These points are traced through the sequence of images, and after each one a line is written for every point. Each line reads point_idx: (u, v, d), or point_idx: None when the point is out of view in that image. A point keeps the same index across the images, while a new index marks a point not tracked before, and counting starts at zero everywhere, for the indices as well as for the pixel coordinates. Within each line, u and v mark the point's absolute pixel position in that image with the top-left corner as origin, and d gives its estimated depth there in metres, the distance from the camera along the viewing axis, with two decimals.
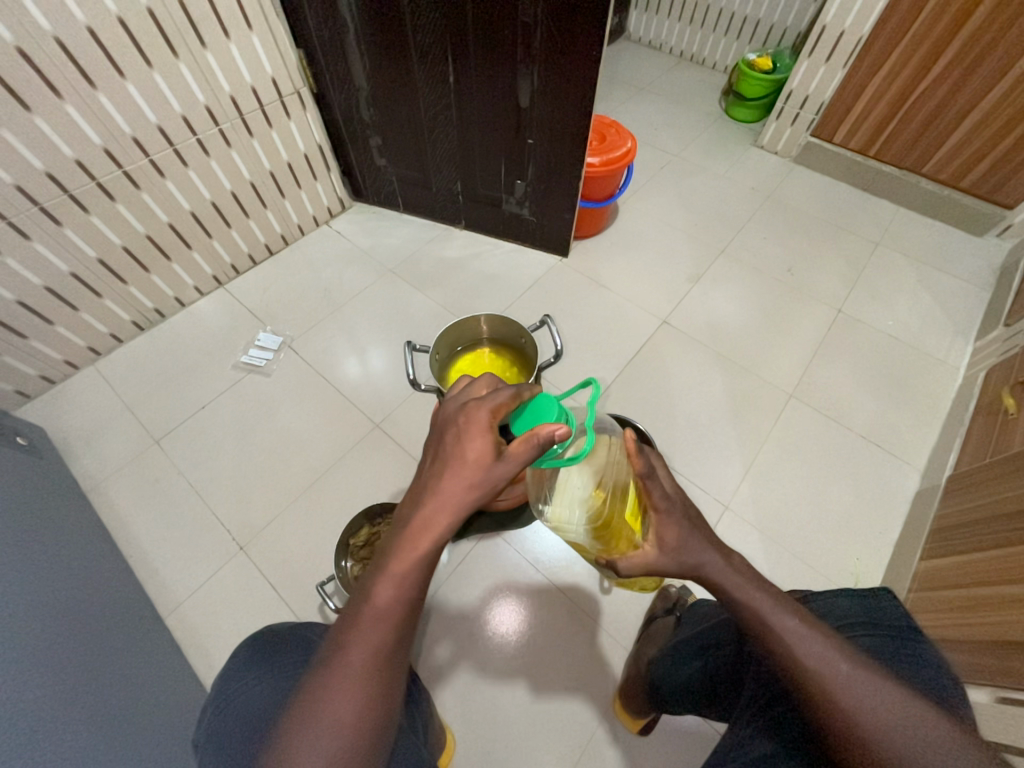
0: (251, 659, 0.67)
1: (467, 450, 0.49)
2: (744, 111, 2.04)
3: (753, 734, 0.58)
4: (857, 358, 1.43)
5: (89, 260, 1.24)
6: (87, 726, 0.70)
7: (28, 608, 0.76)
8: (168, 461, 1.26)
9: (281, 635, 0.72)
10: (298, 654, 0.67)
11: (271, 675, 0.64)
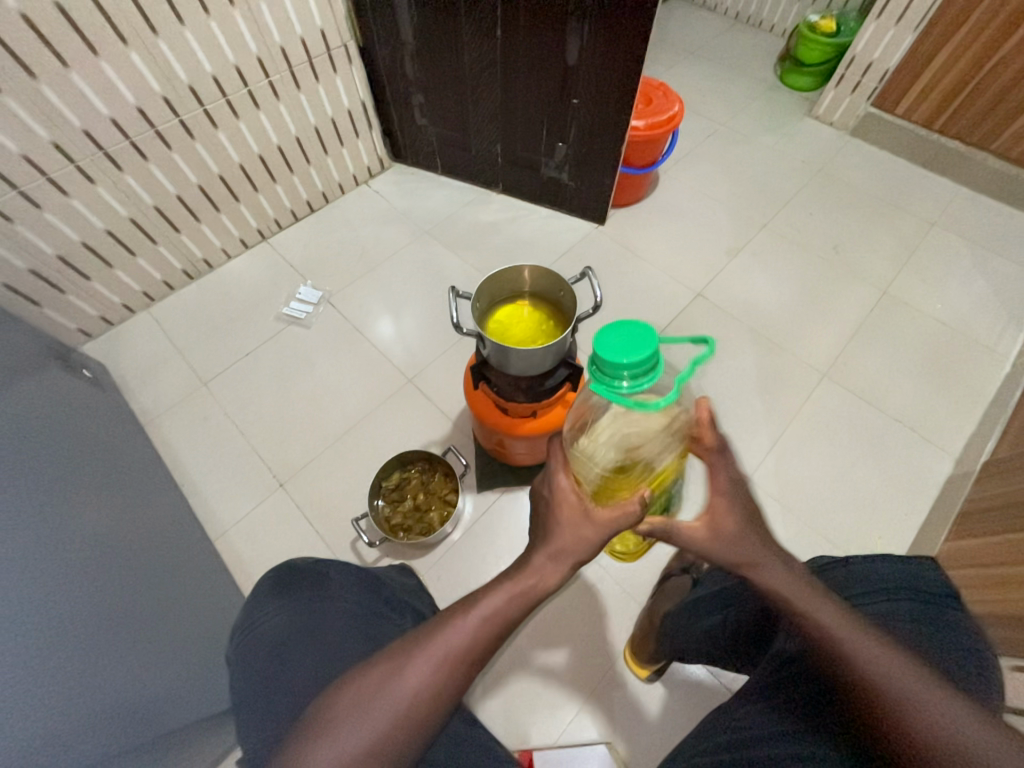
0: (269, 594, 0.71)
1: (559, 516, 0.51)
2: (801, 78, 1.94)
3: (773, 681, 0.59)
4: (898, 340, 1.39)
5: (147, 207, 1.30)
6: (143, 627, 0.78)
7: (96, 521, 0.85)
8: (214, 403, 1.34)
9: (298, 572, 0.75)
10: (313, 590, 0.72)
11: (289, 608, 0.68)
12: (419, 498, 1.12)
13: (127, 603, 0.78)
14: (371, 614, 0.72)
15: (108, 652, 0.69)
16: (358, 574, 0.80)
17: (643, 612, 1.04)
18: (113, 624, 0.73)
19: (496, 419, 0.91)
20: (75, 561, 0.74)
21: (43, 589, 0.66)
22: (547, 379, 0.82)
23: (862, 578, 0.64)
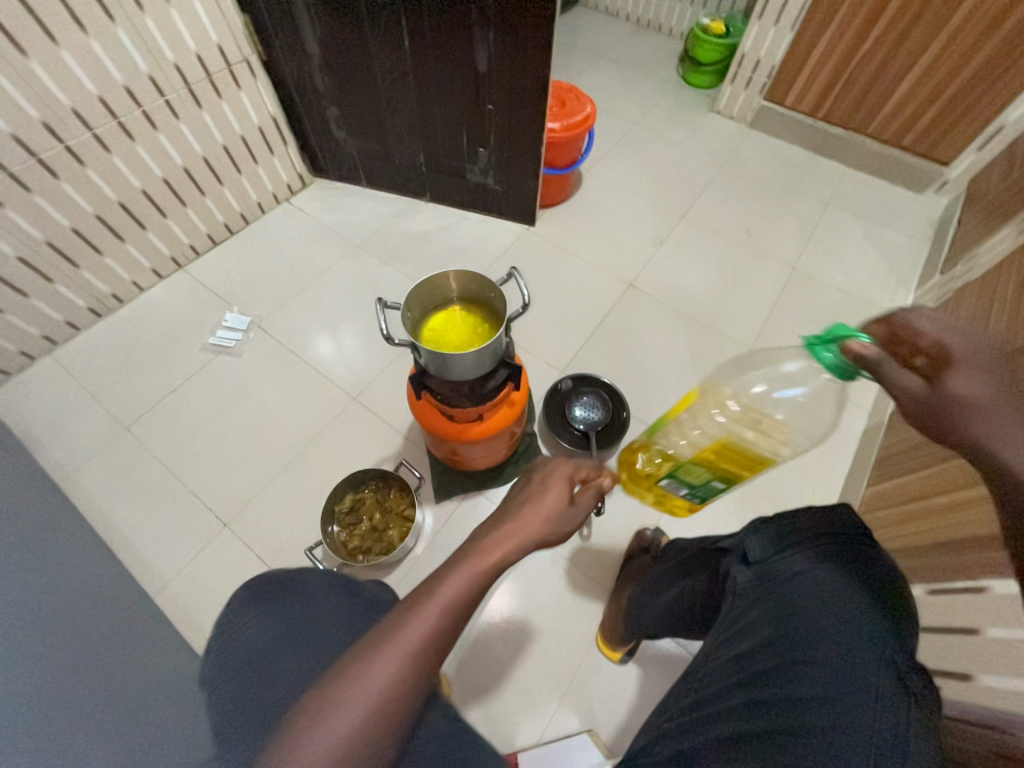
0: (245, 607, 0.68)
1: (546, 495, 0.54)
2: (701, 77, 2.08)
3: (724, 641, 0.59)
4: (810, 311, 1.52)
5: (37, 243, 1.19)
6: (71, 699, 0.70)
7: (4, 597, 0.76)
8: (140, 446, 1.24)
9: (276, 578, 0.71)
10: (295, 596, 0.69)
11: (269, 619, 0.65)
12: (375, 517, 1.09)
13: (52, 681, 0.70)
14: (356, 613, 0.69)
15: (22, 736, 0.61)
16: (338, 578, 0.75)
17: (610, 596, 1.07)
18: (33, 702, 0.65)
19: (444, 427, 0.91)
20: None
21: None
22: (487, 381, 0.83)
23: (797, 526, 0.62)
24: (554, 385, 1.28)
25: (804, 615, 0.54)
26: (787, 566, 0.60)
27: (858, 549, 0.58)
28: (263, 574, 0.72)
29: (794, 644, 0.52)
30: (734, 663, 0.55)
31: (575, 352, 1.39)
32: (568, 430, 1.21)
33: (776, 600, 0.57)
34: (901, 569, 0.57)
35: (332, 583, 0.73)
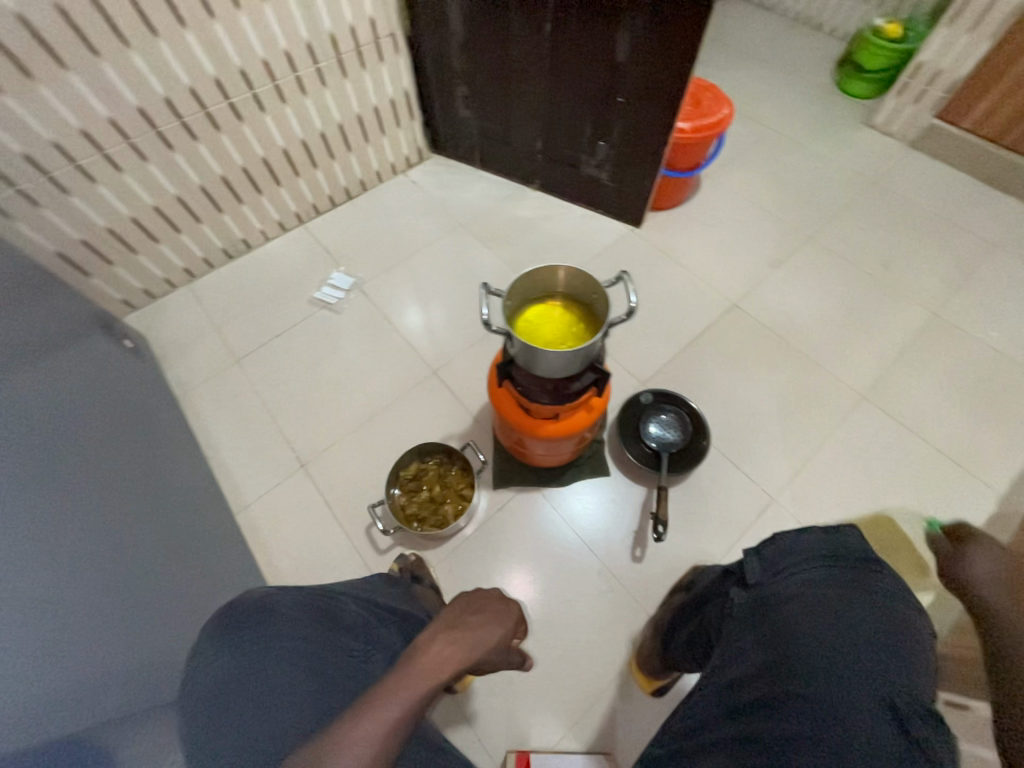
0: (209, 646, 0.57)
1: (481, 624, 0.60)
2: (859, 84, 1.85)
3: (720, 668, 0.58)
4: (946, 367, 1.32)
5: (193, 186, 1.34)
6: (150, 596, 0.79)
7: (120, 491, 0.87)
8: (244, 380, 1.37)
9: (241, 609, 0.61)
10: (263, 626, 0.58)
11: (230, 660, 0.54)
12: (434, 490, 1.13)
13: (144, 574, 0.80)
14: (331, 642, 0.61)
15: (106, 621, 0.69)
16: (316, 599, 0.68)
17: (650, 622, 1.02)
18: (122, 592, 0.74)
19: (518, 419, 0.91)
20: (93, 530, 0.76)
21: (50, 558, 0.66)
22: (572, 382, 0.81)
23: (791, 550, 0.63)
24: (632, 397, 1.22)
25: (796, 636, 0.54)
26: (785, 589, 0.60)
27: (856, 579, 0.58)
28: (239, 595, 0.64)
29: (788, 669, 0.52)
30: (724, 691, 0.54)
31: (660, 365, 1.33)
32: (637, 445, 1.17)
33: (770, 621, 0.57)
34: (898, 608, 0.56)
35: (311, 604, 0.66)
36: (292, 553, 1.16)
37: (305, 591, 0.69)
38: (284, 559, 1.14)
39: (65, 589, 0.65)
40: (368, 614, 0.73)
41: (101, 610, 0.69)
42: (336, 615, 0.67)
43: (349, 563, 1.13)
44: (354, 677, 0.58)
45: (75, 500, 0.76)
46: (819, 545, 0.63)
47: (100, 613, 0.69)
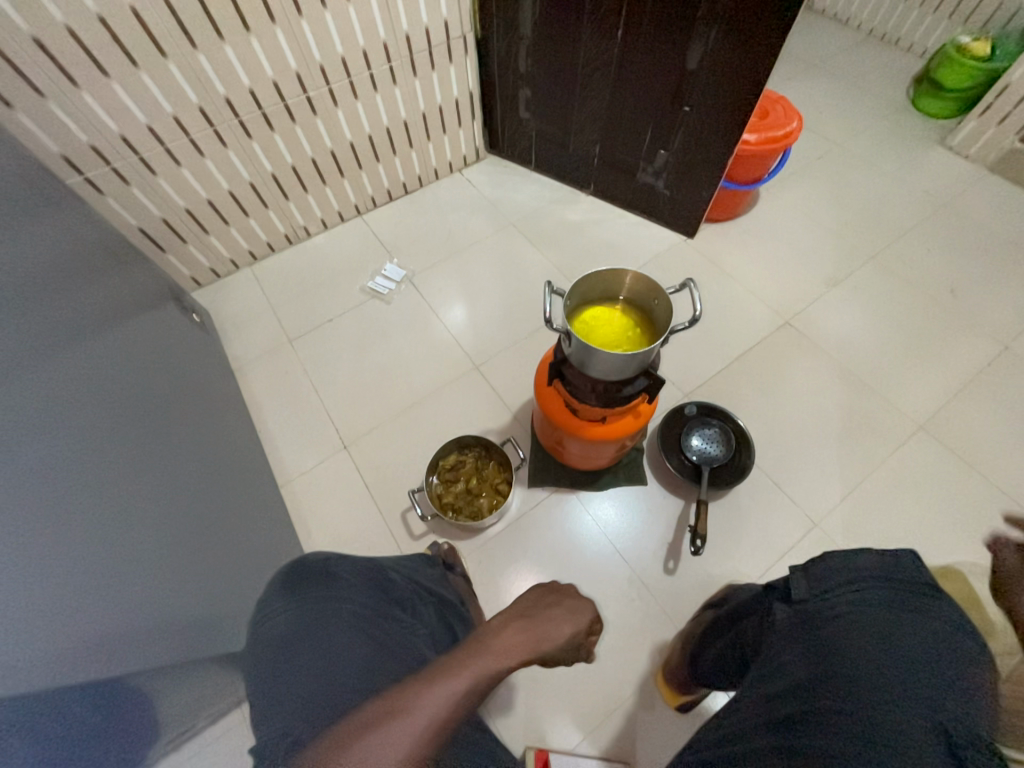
0: (279, 594, 0.64)
1: (562, 617, 0.60)
2: (937, 103, 1.77)
3: (758, 679, 0.58)
4: (1015, 403, 1.25)
5: (265, 173, 1.41)
6: (200, 558, 0.83)
7: (181, 456, 0.93)
8: (296, 360, 1.43)
9: (308, 568, 0.69)
10: (325, 586, 0.65)
11: (297, 607, 0.61)
12: (471, 482, 1.14)
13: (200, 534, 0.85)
14: (382, 610, 0.66)
15: (159, 579, 0.72)
16: (370, 570, 0.75)
17: (678, 636, 1.01)
18: (175, 551, 0.78)
19: (564, 419, 0.91)
20: (157, 490, 0.81)
21: (117, 512, 0.70)
22: (624, 386, 0.80)
23: (841, 569, 0.62)
24: (677, 407, 1.21)
25: (839, 653, 0.53)
26: (831, 606, 0.59)
27: (908, 606, 0.56)
28: (303, 559, 0.72)
29: (828, 684, 0.50)
30: (761, 700, 0.54)
31: (705, 378, 1.31)
32: (677, 456, 1.15)
33: (814, 637, 0.56)
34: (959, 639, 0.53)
35: (367, 575, 0.73)
36: (330, 530, 1.20)
37: (362, 563, 0.76)
38: (322, 535, 1.19)
39: (128, 543, 0.69)
40: (414, 592, 0.78)
41: (156, 567, 0.73)
42: (388, 588, 0.73)
43: (383, 546, 1.17)
44: (403, 640, 0.62)
45: (144, 460, 0.82)
46: (870, 566, 0.60)
47: (154, 570, 0.72)
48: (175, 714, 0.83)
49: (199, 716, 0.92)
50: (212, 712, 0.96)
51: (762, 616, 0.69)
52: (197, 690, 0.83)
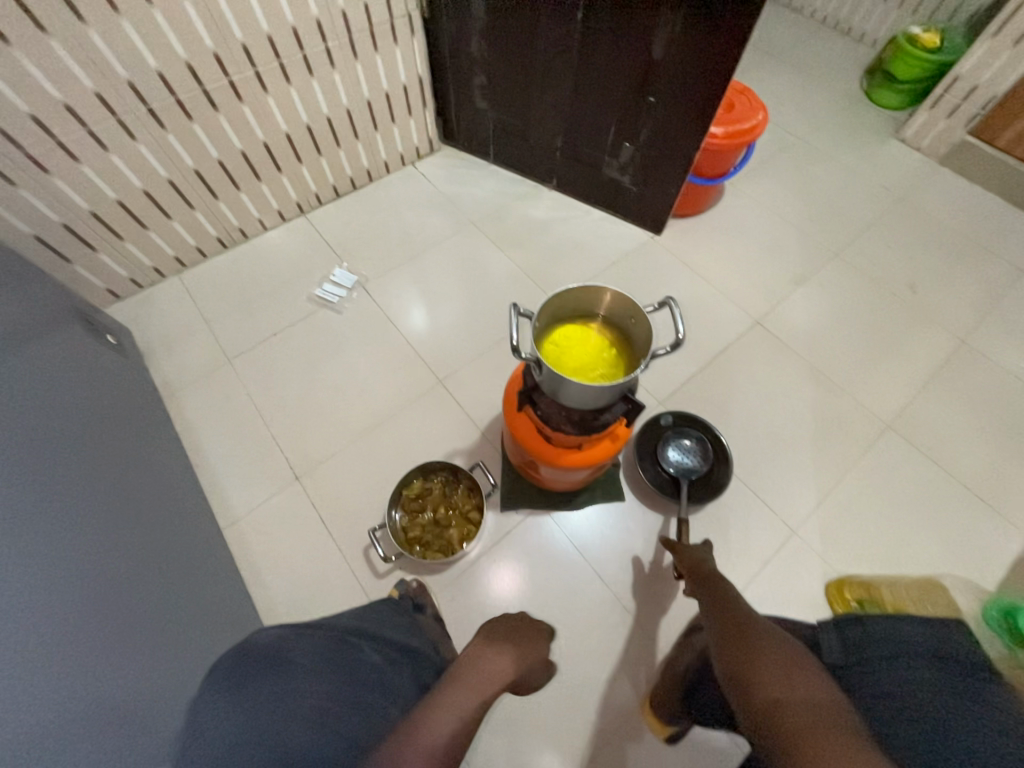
0: (215, 692, 0.54)
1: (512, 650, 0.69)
2: (889, 94, 1.79)
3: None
4: (972, 397, 1.27)
5: (187, 169, 1.24)
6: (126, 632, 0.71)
7: (96, 509, 0.79)
8: (236, 381, 1.29)
9: (253, 651, 0.60)
10: (271, 670, 0.56)
11: (238, 707, 0.50)
12: (440, 510, 1.06)
13: (129, 603, 0.72)
14: (343, 684, 0.58)
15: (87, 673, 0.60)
16: (329, 640, 0.67)
17: (665, 662, 0.97)
18: (106, 631, 0.65)
19: (537, 446, 0.84)
20: (69, 556, 0.68)
21: (14, 600, 0.56)
22: (601, 413, 0.73)
23: (882, 637, 0.55)
24: (653, 417, 1.16)
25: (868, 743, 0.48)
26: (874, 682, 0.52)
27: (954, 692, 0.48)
28: (247, 640, 0.62)
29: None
30: None
31: (679, 383, 1.26)
32: (655, 469, 1.11)
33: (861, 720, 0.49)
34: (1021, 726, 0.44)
35: (325, 647, 0.65)
36: (284, 572, 1.08)
37: (317, 634, 0.68)
38: (275, 579, 1.07)
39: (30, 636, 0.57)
40: (383, 653, 0.70)
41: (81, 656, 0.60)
42: (352, 654, 0.66)
43: (345, 585, 1.07)
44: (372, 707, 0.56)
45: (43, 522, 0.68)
46: (915, 641, 0.53)
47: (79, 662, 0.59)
48: None
49: None
50: None
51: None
52: None
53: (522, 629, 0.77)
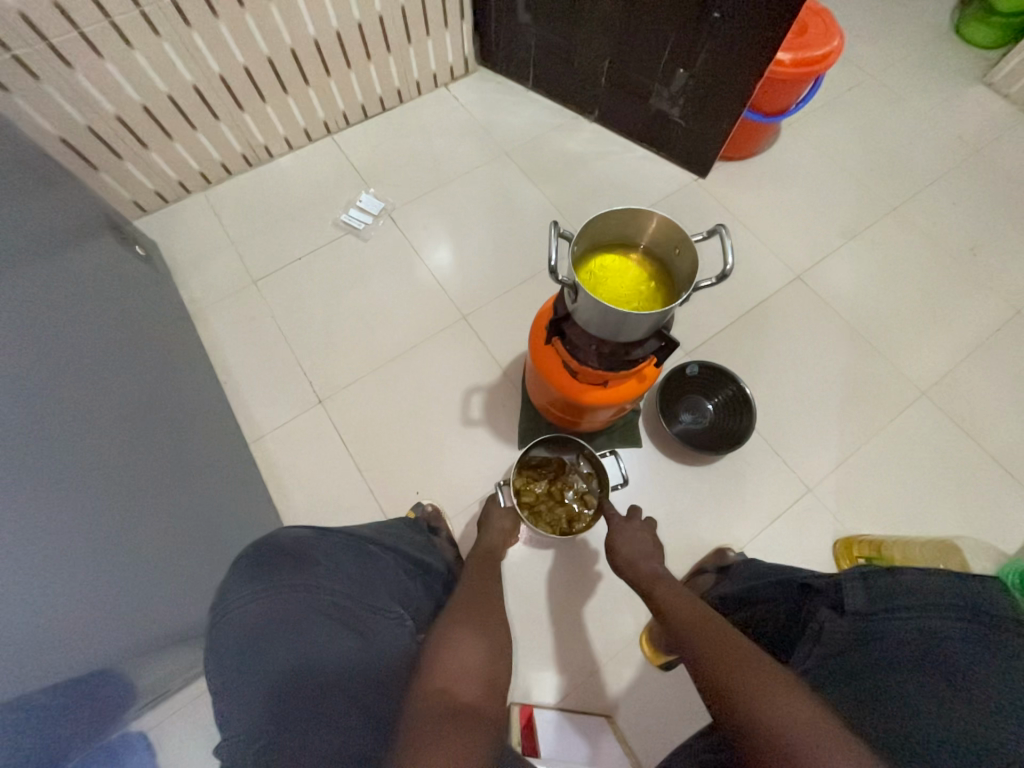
0: (243, 577, 0.59)
1: (477, 573, 0.80)
2: (982, 29, 1.58)
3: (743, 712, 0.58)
4: (1019, 370, 1.21)
5: (211, 75, 1.18)
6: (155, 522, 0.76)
7: (130, 412, 0.81)
8: (261, 303, 1.29)
9: (277, 549, 0.64)
10: (296, 574, 0.60)
11: (268, 596, 0.57)
12: (556, 485, 1.04)
13: (148, 498, 0.76)
14: (365, 606, 0.64)
15: (100, 557, 0.64)
16: (348, 542, 0.72)
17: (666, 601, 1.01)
18: (128, 519, 0.70)
19: (562, 381, 0.83)
20: (100, 452, 0.71)
21: (53, 484, 0.61)
22: (632, 349, 0.72)
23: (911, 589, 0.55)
24: (679, 367, 1.13)
25: (887, 679, 0.50)
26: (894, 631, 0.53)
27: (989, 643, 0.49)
28: (272, 535, 0.66)
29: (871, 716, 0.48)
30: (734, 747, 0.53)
31: (709, 335, 1.22)
32: (676, 421, 1.11)
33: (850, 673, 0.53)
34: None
35: (343, 549, 0.70)
36: (307, 488, 1.13)
37: (338, 536, 0.73)
38: (299, 494, 1.12)
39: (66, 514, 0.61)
40: (399, 569, 0.77)
41: (94, 540, 0.63)
42: (370, 564, 0.72)
43: (363, 504, 1.11)
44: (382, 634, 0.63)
45: (84, 416, 0.71)
46: (944, 591, 0.53)
47: (102, 535, 0.65)
48: (149, 675, 0.80)
49: (178, 675, 0.90)
50: (186, 675, 0.93)
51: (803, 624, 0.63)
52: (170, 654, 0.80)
53: (487, 542, 0.90)
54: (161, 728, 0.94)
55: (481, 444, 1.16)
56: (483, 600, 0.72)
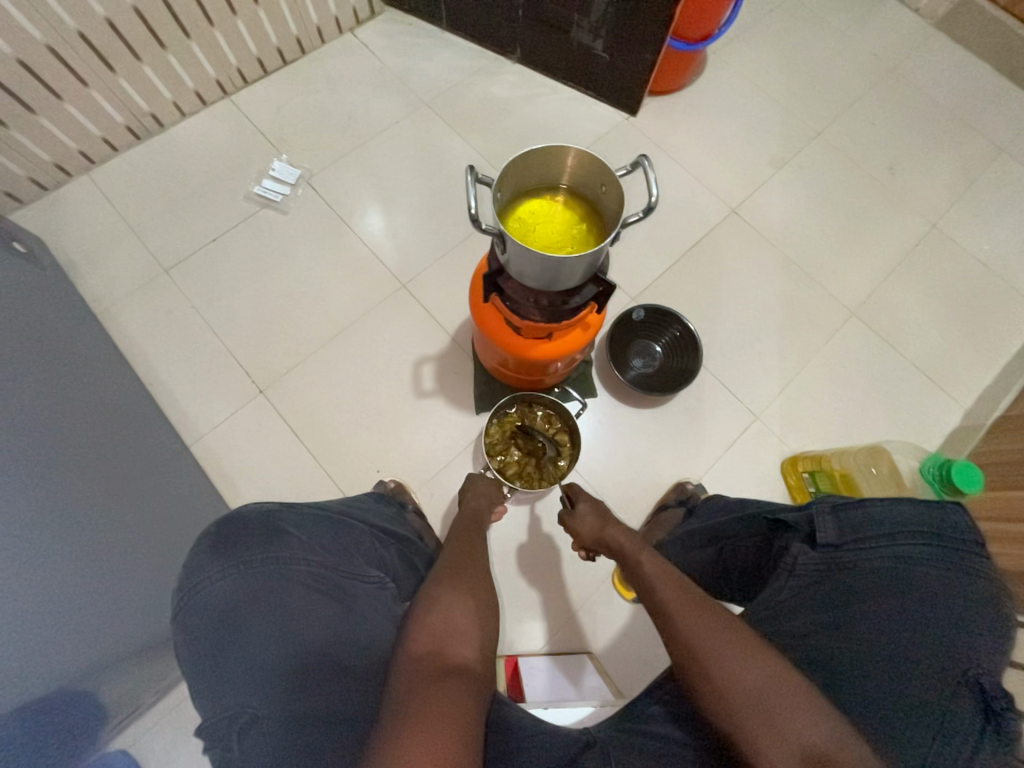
0: (207, 555, 0.60)
1: (458, 538, 0.78)
2: None
3: None
4: (935, 282, 1.29)
5: (68, 32, 1.01)
6: (94, 539, 0.70)
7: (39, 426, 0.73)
8: (177, 292, 1.18)
9: (245, 524, 0.62)
10: (266, 548, 0.60)
11: (237, 573, 0.58)
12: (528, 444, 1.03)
13: (78, 514, 0.70)
14: (342, 573, 0.63)
15: (32, 581, 0.59)
16: (321, 512, 0.70)
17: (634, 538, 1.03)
18: (58, 538, 0.65)
19: (505, 338, 0.81)
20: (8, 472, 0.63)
21: None
22: (570, 298, 0.70)
23: (886, 518, 0.59)
24: (625, 313, 1.13)
25: (870, 610, 0.54)
26: (871, 560, 0.57)
27: (956, 566, 0.55)
28: (238, 510, 0.64)
29: (850, 645, 0.52)
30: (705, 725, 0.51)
31: (653, 278, 1.22)
32: (628, 369, 1.13)
33: (842, 600, 0.55)
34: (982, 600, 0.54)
35: (317, 521, 0.68)
36: (261, 482, 1.08)
37: (310, 507, 0.70)
38: (252, 489, 1.07)
39: None
40: (378, 538, 0.74)
41: (16, 567, 0.58)
42: (346, 535, 0.69)
43: (323, 490, 1.08)
44: (359, 601, 0.62)
45: None
46: (914, 519, 0.58)
47: (29, 561, 0.60)
48: (113, 696, 0.77)
49: (148, 688, 0.87)
50: (159, 687, 0.90)
51: (773, 556, 0.66)
52: (134, 668, 0.77)
53: (466, 512, 0.88)
54: (142, 740, 0.92)
55: (436, 413, 1.14)
56: (467, 560, 0.71)
